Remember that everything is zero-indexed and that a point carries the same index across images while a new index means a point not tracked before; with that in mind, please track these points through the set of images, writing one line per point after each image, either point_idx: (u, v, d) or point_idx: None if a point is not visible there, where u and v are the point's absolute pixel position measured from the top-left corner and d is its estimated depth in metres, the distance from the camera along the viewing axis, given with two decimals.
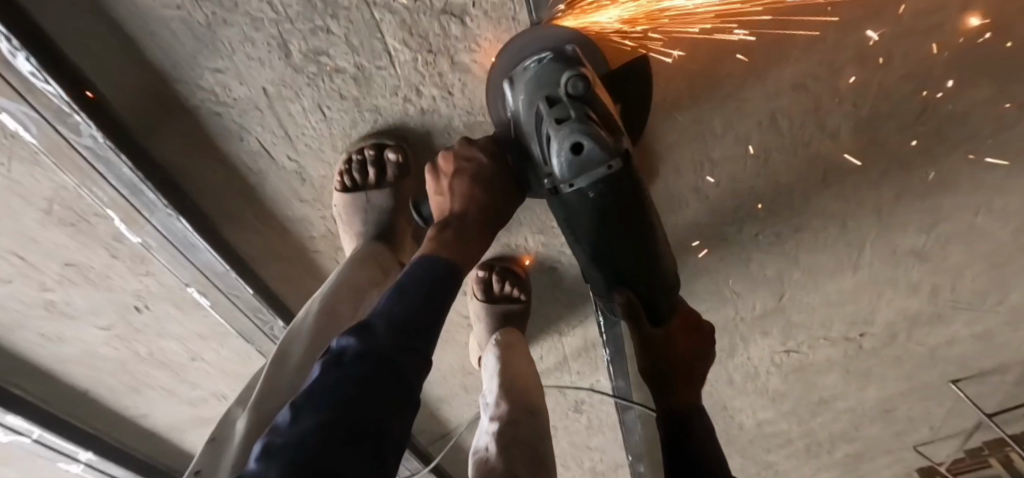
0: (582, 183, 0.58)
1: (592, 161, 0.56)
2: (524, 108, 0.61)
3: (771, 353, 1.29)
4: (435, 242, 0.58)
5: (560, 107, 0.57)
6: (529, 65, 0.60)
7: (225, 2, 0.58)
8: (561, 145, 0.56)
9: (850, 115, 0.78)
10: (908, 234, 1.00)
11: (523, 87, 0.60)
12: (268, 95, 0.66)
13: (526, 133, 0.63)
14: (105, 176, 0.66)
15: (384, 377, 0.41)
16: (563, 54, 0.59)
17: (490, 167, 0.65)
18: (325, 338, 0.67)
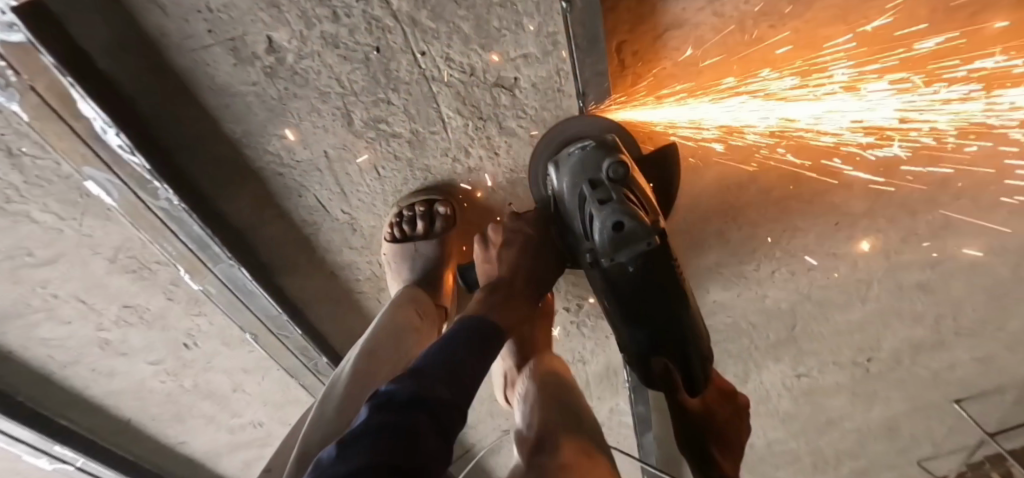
0: (623, 258, 0.61)
1: (634, 237, 0.59)
2: (568, 190, 0.65)
3: (782, 377, 1.34)
4: (486, 302, 0.62)
5: (602, 189, 0.61)
6: (572, 151, 0.64)
7: (297, 79, 0.63)
8: (602, 224, 0.60)
9: (864, 168, 0.83)
10: (915, 269, 1.05)
11: (565, 173, 0.65)
12: (329, 157, 0.71)
13: (568, 213, 0.67)
14: (176, 233, 0.72)
15: (427, 423, 0.40)
16: (604, 142, 0.64)
17: (535, 240, 0.70)
18: (371, 377, 0.67)
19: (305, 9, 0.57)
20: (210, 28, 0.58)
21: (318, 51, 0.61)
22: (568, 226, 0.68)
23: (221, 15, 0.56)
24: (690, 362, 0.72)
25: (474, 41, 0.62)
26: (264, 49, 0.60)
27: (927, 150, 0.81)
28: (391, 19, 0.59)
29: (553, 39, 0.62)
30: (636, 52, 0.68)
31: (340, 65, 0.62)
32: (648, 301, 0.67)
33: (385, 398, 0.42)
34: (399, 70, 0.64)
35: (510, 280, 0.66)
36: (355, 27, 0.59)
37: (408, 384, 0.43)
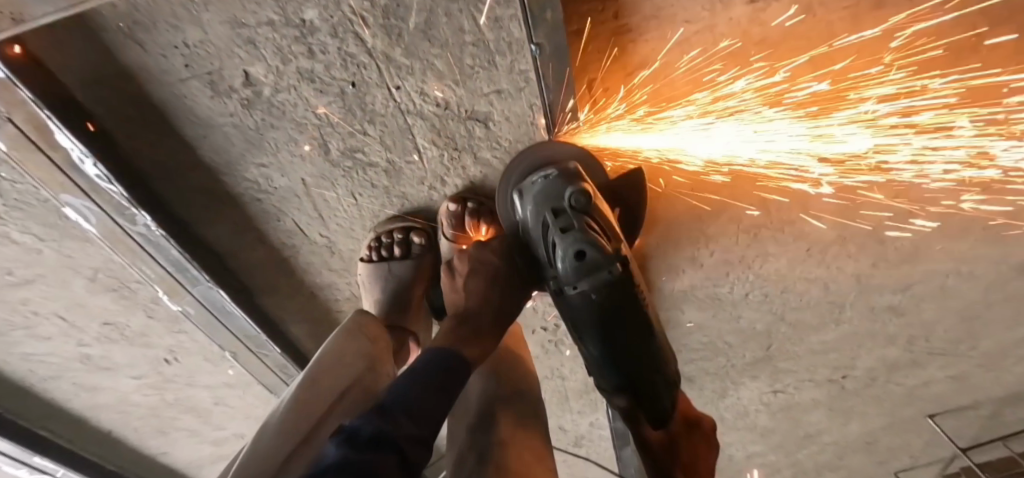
0: (585, 286, 0.60)
1: (594, 267, 0.59)
2: (530, 218, 0.64)
3: (760, 393, 1.37)
4: (448, 334, 0.60)
5: (564, 217, 0.60)
6: (535, 180, 0.63)
7: (274, 110, 0.64)
8: (564, 252, 0.59)
9: (832, 198, 0.85)
10: (886, 292, 1.07)
11: (529, 200, 0.63)
12: (306, 184, 0.72)
13: (531, 241, 0.65)
14: (155, 257, 0.73)
15: (390, 457, 0.40)
16: (567, 170, 0.63)
17: (503, 268, 0.68)
18: (311, 406, 0.60)
19: (281, 46, 0.59)
20: (187, 63, 0.59)
21: (295, 85, 0.62)
22: (530, 254, 0.67)
23: (199, 51, 0.58)
24: (653, 396, 0.65)
25: (448, 77, 0.64)
26: (240, 82, 0.61)
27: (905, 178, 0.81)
28: (366, 55, 0.60)
29: (524, 75, 0.64)
30: (607, 87, 0.71)
31: (316, 97, 0.64)
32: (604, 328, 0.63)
33: (348, 434, 0.43)
34: (374, 104, 0.65)
35: (474, 309, 0.64)
36: (331, 63, 0.61)
37: (372, 420, 0.43)
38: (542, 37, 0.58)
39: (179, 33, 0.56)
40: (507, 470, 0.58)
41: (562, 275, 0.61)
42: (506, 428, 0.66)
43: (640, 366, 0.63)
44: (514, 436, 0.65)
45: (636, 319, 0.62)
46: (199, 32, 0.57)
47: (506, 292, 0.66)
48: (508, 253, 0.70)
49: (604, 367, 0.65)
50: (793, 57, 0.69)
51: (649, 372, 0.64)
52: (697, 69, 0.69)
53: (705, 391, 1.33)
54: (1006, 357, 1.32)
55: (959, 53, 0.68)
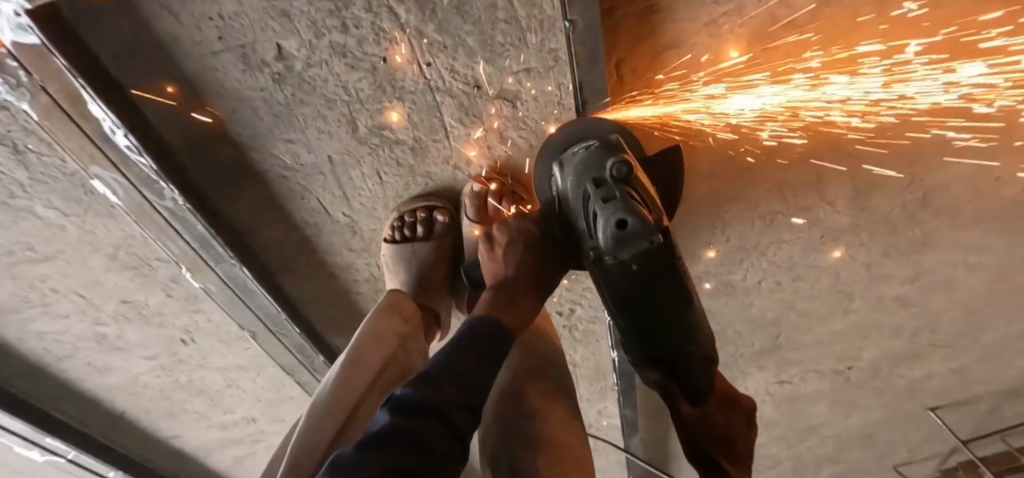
0: (625, 255, 0.56)
1: (633, 238, 0.55)
2: (571, 189, 0.62)
3: (766, 384, 1.38)
4: (487, 303, 0.58)
5: (605, 186, 0.57)
6: (576, 151, 0.62)
7: (304, 85, 0.64)
8: (603, 221, 0.56)
9: (847, 185, 0.87)
10: (894, 283, 1.09)
11: (570, 171, 0.62)
12: (333, 162, 0.72)
13: (572, 213, 0.63)
14: (179, 232, 0.73)
15: (439, 428, 0.41)
16: (609, 140, 0.61)
17: (540, 240, 0.66)
18: (353, 389, 0.61)
19: (315, 19, 0.59)
20: (221, 35, 0.59)
21: (326, 60, 0.63)
22: (571, 227, 0.64)
23: (233, 23, 0.58)
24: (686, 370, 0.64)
25: (478, 54, 0.64)
26: (273, 56, 0.62)
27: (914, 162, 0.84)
28: (399, 30, 0.61)
29: (554, 54, 0.64)
30: (635, 68, 0.71)
31: (347, 73, 0.64)
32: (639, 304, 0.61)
33: (398, 403, 0.43)
34: (404, 80, 0.66)
35: (510, 282, 0.62)
36: (364, 38, 0.61)
37: (418, 389, 0.43)
38: (576, 14, 0.59)
39: (215, 4, 0.57)
40: (539, 438, 0.59)
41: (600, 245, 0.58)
42: (535, 399, 0.67)
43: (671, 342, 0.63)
44: (543, 407, 0.65)
45: (671, 293, 0.61)
46: (234, 3, 0.57)
47: (541, 268, 0.65)
48: (547, 224, 0.68)
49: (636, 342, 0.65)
50: (819, 41, 0.70)
51: (682, 346, 0.63)
52: (723, 51, 0.70)
53: None
54: (1007, 351, 1.34)
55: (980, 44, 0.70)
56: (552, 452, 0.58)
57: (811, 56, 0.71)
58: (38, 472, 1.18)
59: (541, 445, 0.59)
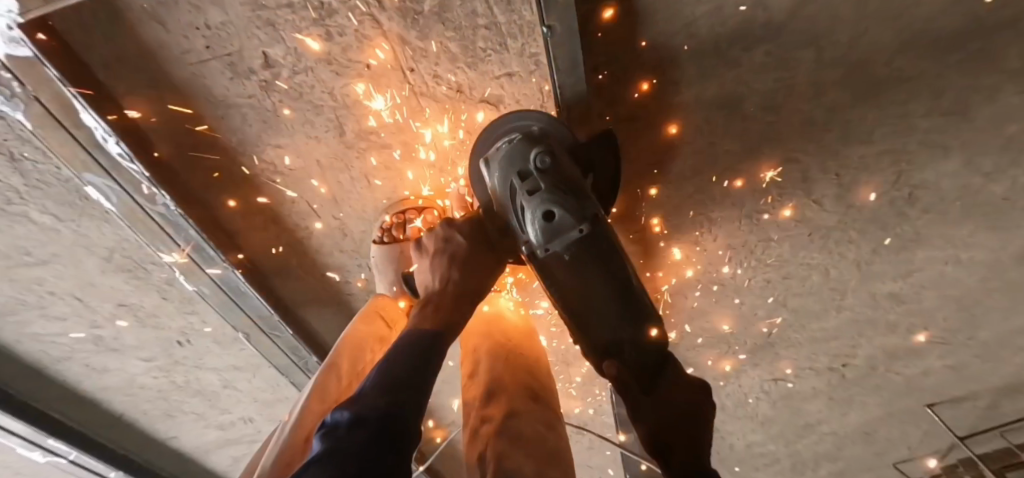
0: (556, 247, 0.58)
1: (561, 228, 0.57)
2: (498, 185, 0.62)
3: (761, 382, 1.37)
4: (414, 316, 0.56)
5: (531, 181, 0.59)
6: (501, 146, 0.63)
7: (292, 92, 0.66)
8: (532, 214, 0.57)
9: (833, 182, 0.88)
10: (886, 280, 1.09)
11: (496, 167, 0.62)
12: (321, 167, 0.73)
13: (501, 208, 0.64)
14: (172, 236, 0.75)
15: (379, 436, 0.38)
16: (530, 134, 0.63)
17: (467, 244, 0.64)
18: (329, 393, 0.67)
19: (300, 27, 0.61)
20: (209, 44, 0.61)
21: (312, 67, 0.64)
22: (503, 223, 0.65)
23: (220, 32, 0.60)
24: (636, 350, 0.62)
25: (461, 59, 0.66)
26: (260, 64, 0.63)
27: (897, 157, 0.85)
28: (382, 37, 0.63)
29: (534, 58, 0.66)
30: (614, 73, 0.73)
31: (333, 79, 0.66)
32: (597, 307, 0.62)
33: (333, 428, 0.39)
34: (389, 85, 0.67)
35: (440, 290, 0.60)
36: (348, 45, 0.63)
37: (353, 407, 0.40)
38: (555, 19, 0.60)
39: (202, 15, 0.59)
40: (521, 437, 0.61)
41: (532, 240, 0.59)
42: (517, 401, 0.68)
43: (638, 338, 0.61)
44: (526, 411, 0.66)
45: (627, 289, 0.61)
46: (220, 13, 0.59)
47: (476, 276, 0.62)
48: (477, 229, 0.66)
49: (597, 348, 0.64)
50: (797, 42, 0.71)
51: (649, 345, 0.62)
52: (702, 54, 0.72)
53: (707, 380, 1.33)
54: (1004, 347, 1.33)
55: (952, 39, 0.72)
56: (531, 449, 0.59)
57: (791, 57, 0.73)
58: (39, 473, 1.21)
59: (520, 442, 0.60)
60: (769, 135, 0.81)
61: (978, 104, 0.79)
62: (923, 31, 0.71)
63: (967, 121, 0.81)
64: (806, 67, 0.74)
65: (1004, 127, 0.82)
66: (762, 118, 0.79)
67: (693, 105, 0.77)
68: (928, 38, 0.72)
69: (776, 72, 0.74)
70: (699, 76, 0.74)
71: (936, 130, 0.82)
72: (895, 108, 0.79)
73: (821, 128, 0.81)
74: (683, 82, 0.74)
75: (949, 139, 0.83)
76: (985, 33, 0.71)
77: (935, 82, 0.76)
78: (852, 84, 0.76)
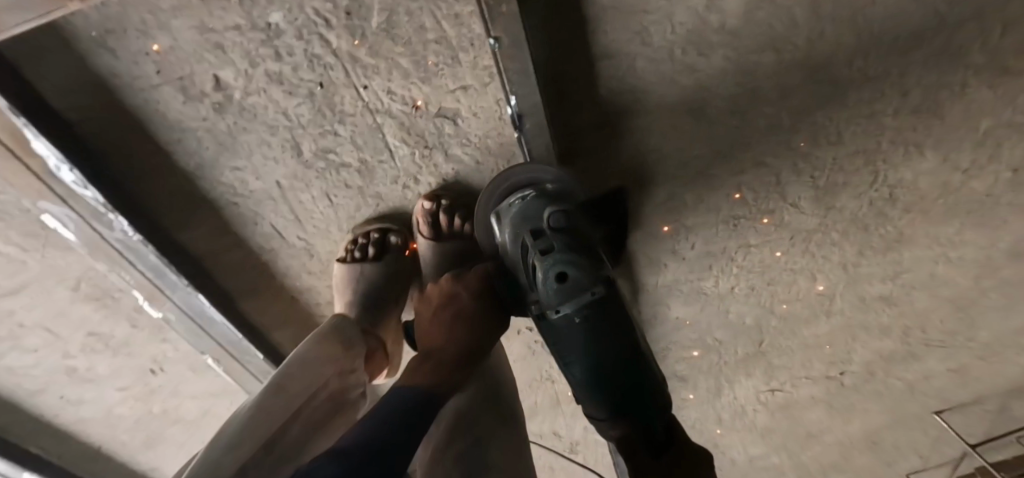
0: (568, 308, 0.61)
1: (574, 288, 0.61)
2: (512, 241, 0.68)
3: (757, 393, 1.33)
4: (412, 370, 0.58)
5: (544, 239, 0.63)
6: (514, 202, 0.68)
7: (245, 113, 0.66)
8: (544, 274, 0.61)
9: (808, 184, 0.86)
10: (874, 282, 1.07)
11: (510, 223, 0.68)
12: (281, 188, 0.73)
13: (514, 263, 0.68)
14: (133, 262, 0.74)
15: None
16: (543, 192, 0.68)
17: (476, 301, 0.67)
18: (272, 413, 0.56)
19: (248, 49, 0.61)
20: (159, 69, 0.61)
21: (264, 88, 0.64)
22: (514, 278, 0.69)
23: (170, 57, 0.61)
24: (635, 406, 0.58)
25: (414, 75, 0.66)
26: (211, 87, 0.63)
27: (870, 156, 0.84)
28: (332, 56, 0.63)
29: (488, 70, 0.66)
30: (562, 80, 0.73)
31: (286, 99, 0.66)
32: (600, 348, 0.60)
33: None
34: (343, 104, 0.67)
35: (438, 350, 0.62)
36: (298, 65, 0.63)
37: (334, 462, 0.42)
38: (500, 30, 0.60)
39: (150, 39, 0.59)
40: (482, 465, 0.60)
41: (544, 299, 0.63)
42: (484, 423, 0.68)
43: (650, 397, 0.58)
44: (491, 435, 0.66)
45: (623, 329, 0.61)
46: (168, 38, 0.59)
47: (477, 333, 0.65)
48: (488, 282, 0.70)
49: (597, 392, 0.60)
50: (756, 44, 0.70)
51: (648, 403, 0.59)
52: (659, 61, 0.71)
53: (700, 392, 1.29)
54: (1006, 347, 1.30)
55: (913, 35, 0.71)
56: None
57: (751, 60, 0.72)
58: None
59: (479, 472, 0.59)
60: (736, 137, 0.80)
61: (951, 100, 0.77)
62: (883, 29, 0.70)
63: (939, 118, 0.79)
64: (767, 70, 0.73)
65: (981, 121, 0.80)
66: (727, 124, 0.78)
67: (654, 115, 0.77)
68: (889, 36, 0.71)
69: (738, 76, 0.73)
70: (658, 85, 0.74)
71: (908, 127, 0.80)
72: (863, 107, 0.78)
73: (788, 130, 0.80)
74: (643, 91, 0.74)
75: (924, 136, 0.82)
76: (948, 28, 0.70)
77: (901, 79, 0.75)
78: (816, 85, 0.75)
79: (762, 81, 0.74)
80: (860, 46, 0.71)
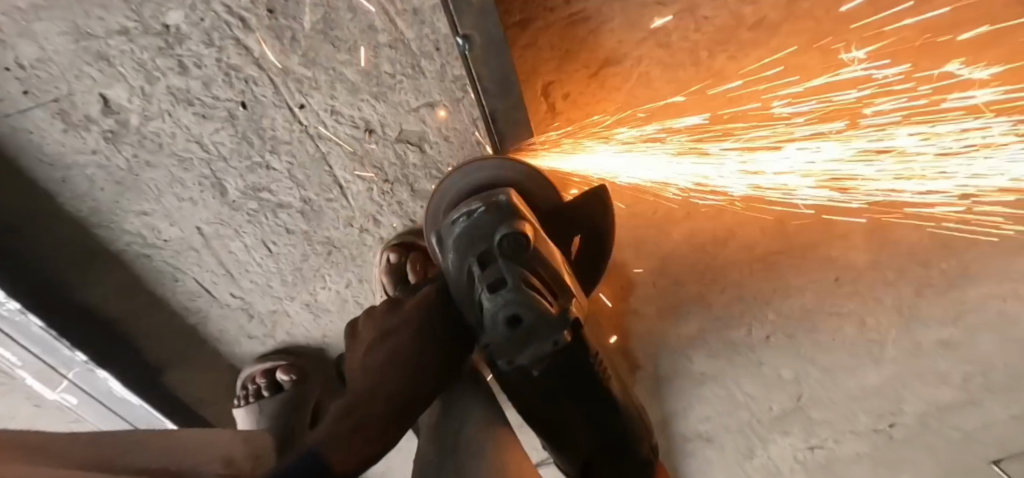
0: (525, 361, 0.41)
1: (532, 337, 0.40)
2: (453, 269, 0.45)
3: (794, 451, 1.08)
4: (328, 432, 0.37)
5: (494, 269, 0.41)
6: (455, 218, 0.45)
7: (148, 143, 0.51)
8: (491, 318, 0.40)
9: (862, 214, 0.70)
10: (933, 324, 0.87)
11: (451, 245, 0.45)
12: (204, 234, 0.59)
13: (457, 298, 0.46)
14: (11, 336, 0.58)
15: None
16: (496, 203, 0.44)
17: (415, 340, 0.44)
18: None
19: (141, 60, 0.46)
20: (27, 89, 0.47)
21: (168, 110, 0.49)
22: (457, 316, 0.47)
23: (38, 72, 0.46)
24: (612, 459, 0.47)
25: (364, 90, 0.51)
26: (99, 110, 0.49)
27: (940, 182, 0.67)
28: (253, 67, 0.48)
29: (460, 82, 0.51)
30: (568, 94, 0.58)
31: (199, 125, 0.51)
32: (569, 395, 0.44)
33: None
34: (275, 129, 0.52)
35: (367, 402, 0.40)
36: (210, 79, 0.48)
37: None
38: (470, 26, 0.45)
39: (9, 50, 0.45)
40: None
41: (492, 346, 0.42)
42: None
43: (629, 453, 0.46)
44: None
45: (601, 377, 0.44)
46: (33, 47, 0.44)
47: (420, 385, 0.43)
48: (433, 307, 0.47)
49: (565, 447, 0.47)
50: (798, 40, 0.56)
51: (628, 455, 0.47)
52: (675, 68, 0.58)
53: (727, 454, 1.08)
54: None
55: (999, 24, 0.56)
56: None
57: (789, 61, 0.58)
58: None
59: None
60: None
61: None
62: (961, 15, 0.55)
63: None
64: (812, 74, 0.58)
65: None
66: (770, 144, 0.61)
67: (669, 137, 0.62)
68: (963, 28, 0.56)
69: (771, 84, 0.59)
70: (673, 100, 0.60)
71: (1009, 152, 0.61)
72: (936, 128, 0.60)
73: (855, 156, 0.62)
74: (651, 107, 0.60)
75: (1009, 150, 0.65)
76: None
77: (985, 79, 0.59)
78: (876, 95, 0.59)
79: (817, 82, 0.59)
80: (936, 37, 0.56)
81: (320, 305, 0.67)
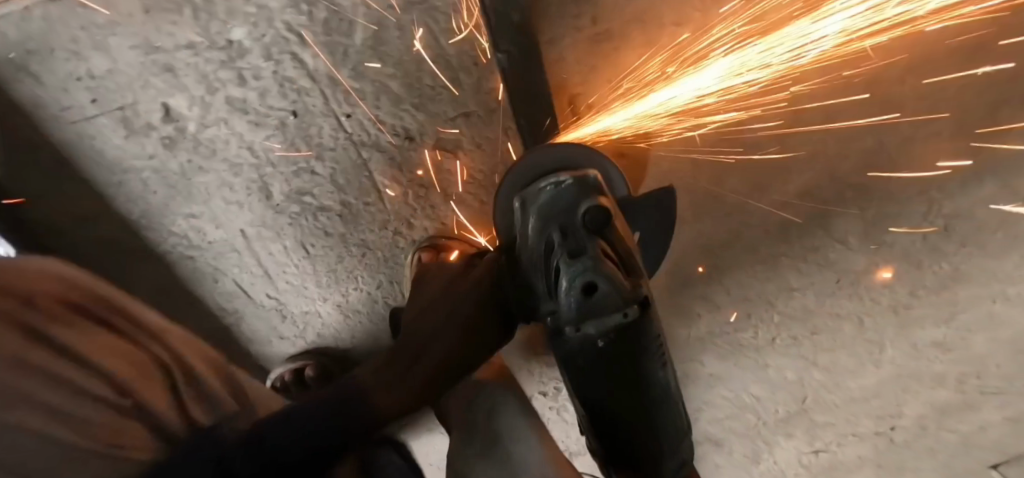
0: (591, 333, 0.36)
1: (603, 308, 0.36)
2: (532, 236, 0.42)
3: (799, 456, 0.98)
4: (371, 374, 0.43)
5: (576, 238, 0.38)
6: (543, 186, 0.43)
7: (202, 150, 0.55)
8: (567, 283, 0.36)
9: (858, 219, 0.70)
10: (929, 326, 0.80)
11: (534, 212, 0.43)
12: (246, 236, 0.62)
13: (526, 270, 0.43)
14: None
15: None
16: (586, 179, 0.43)
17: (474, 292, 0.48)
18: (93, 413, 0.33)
19: (205, 71, 0.50)
20: (94, 97, 0.51)
21: (225, 118, 0.53)
22: (524, 288, 0.44)
23: (107, 83, 0.50)
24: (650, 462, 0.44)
25: (406, 101, 0.55)
26: (160, 118, 0.52)
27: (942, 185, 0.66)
28: (307, 80, 0.52)
29: (494, 94, 0.55)
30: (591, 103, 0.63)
31: (252, 132, 0.55)
32: (620, 377, 0.41)
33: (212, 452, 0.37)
34: (322, 136, 0.56)
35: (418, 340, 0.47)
36: (266, 90, 0.52)
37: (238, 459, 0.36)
38: (507, 45, 0.49)
39: (82, 62, 0.48)
40: None
41: (561, 314, 0.37)
42: None
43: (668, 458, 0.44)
44: None
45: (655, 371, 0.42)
46: (106, 60, 0.48)
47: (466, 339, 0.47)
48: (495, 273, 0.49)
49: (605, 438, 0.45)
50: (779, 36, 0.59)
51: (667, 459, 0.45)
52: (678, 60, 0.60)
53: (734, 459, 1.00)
54: None
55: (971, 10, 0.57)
56: None
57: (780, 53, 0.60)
58: None
59: None
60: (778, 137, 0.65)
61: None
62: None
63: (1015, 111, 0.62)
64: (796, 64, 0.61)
65: None
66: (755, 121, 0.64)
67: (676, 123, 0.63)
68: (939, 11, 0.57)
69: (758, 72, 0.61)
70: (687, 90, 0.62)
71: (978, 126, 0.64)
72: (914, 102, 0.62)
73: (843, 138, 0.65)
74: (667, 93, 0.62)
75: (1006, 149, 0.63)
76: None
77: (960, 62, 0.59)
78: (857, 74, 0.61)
79: (822, 76, 0.61)
80: (938, 34, 0.58)
81: (350, 305, 0.69)
